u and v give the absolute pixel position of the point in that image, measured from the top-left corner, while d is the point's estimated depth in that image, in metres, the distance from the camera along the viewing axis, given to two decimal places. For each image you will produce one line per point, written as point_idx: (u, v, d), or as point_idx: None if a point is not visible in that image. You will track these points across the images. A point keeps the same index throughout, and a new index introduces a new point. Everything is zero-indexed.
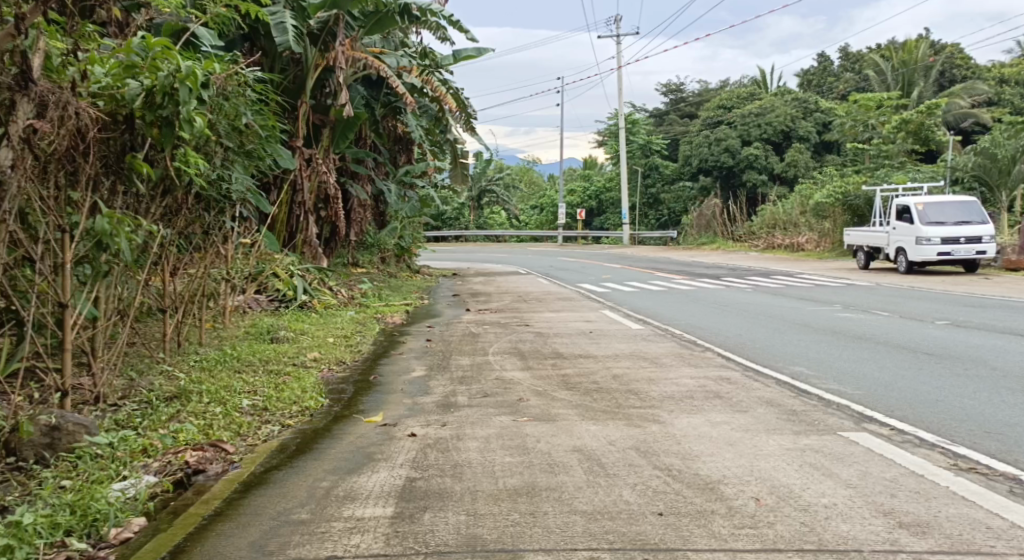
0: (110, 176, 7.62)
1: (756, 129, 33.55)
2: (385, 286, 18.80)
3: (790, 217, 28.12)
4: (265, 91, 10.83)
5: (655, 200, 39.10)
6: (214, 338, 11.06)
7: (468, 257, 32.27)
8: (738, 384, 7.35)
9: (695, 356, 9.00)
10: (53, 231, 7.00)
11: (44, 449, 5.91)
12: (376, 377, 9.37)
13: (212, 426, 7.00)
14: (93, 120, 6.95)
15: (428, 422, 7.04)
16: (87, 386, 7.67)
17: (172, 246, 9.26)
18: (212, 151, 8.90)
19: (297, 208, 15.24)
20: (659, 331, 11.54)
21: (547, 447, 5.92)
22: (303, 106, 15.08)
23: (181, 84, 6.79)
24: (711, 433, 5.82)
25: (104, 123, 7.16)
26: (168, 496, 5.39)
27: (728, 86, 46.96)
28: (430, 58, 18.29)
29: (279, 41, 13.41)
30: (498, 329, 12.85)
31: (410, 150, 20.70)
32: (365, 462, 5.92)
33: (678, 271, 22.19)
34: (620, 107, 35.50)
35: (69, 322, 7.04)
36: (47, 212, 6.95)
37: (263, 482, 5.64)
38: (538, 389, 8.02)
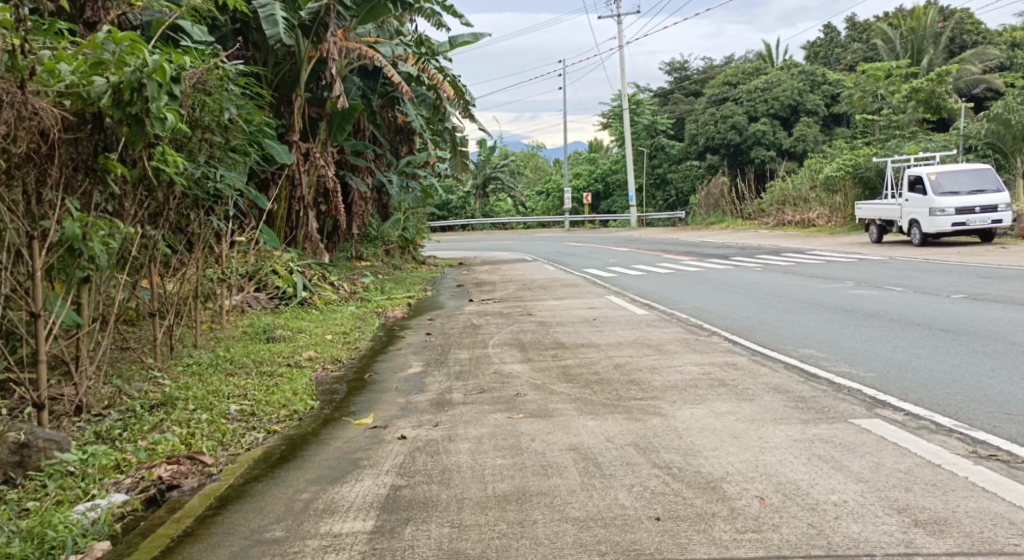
0: (82, 178, 7.15)
1: (763, 104, 33.03)
2: (389, 279, 18.45)
3: (799, 192, 27.64)
4: (250, 85, 10.45)
5: (662, 180, 38.62)
6: (210, 340, 10.68)
7: (474, 245, 31.93)
8: (744, 370, 6.98)
9: (701, 342, 8.62)
10: (21, 239, 6.63)
11: (12, 468, 5.63)
12: (371, 375, 9.03)
13: (195, 435, 6.66)
14: (57, 120, 6.46)
15: (420, 422, 6.70)
16: (68, 395, 7.30)
17: (159, 249, 8.83)
18: (194, 147, 8.44)
19: (295, 203, 14.85)
20: (664, 316, 11.16)
21: (540, 447, 5.58)
22: (297, 99, 14.67)
23: (150, 80, 6.35)
24: (714, 425, 5.47)
25: (70, 123, 6.69)
26: (138, 516, 5.26)
27: (733, 61, 46.36)
28: (426, 45, 17.86)
29: (269, 34, 12.96)
30: (499, 320, 12.51)
31: (411, 141, 20.29)
32: (350, 471, 5.59)
33: (686, 252, 21.78)
34: (624, 88, 34.95)
35: (42, 331, 6.73)
36: (15, 219, 6.57)
37: (241, 496, 5.33)
38: (536, 383, 7.70)
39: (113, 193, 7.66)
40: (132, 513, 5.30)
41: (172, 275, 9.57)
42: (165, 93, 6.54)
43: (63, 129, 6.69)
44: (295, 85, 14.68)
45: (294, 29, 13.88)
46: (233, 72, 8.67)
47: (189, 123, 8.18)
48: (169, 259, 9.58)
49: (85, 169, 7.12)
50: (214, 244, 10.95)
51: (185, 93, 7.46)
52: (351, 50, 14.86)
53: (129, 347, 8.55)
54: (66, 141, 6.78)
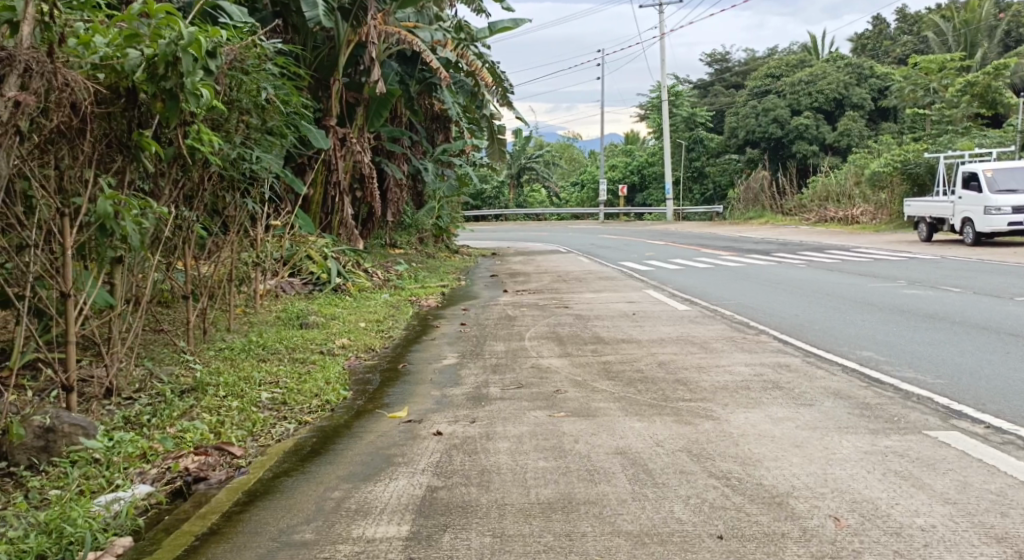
0: (116, 156, 6.85)
1: (806, 97, 32.41)
2: (422, 268, 18.19)
3: (843, 188, 27.05)
4: (288, 67, 10.11)
5: (700, 173, 38.09)
6: (242, 324, 10.43)
7: (507, 236, 31.62)
8: (799, 372, 6.60)
9: (748, 341, 8.23)
10: (52, 215, 6.32)
11: (36, 454, 5.41)
12: (405, 365, 8.75)
13: (224, 424, 6.40)
14: (91, 94, 6.10)
15: (456, 417, 6.42)
16: (97, 378, 6.99)
17: (194, 230, 8.54)
18: (231, 128, 8.14)
19: (332, 189, 14.58)
20: (707, 312, 10.78)
21: (585, 449, 5.28)
22: (335, 83, 14.33)
23: (185, 53, 6.01)
24: (773, 431, 5.10)
25: (103, 97, 6.35)
26: (162, 509, 5.04)
27: (777, 53, 45.68)
28: (466, 31, 17.50)
29: (309, 17, 12.68)
30: (535, 312, 12.17)
31: (447, 128, 19.99)
32: (383, 468, 5.38)
33: (725, 247, 21.30)
34: (663, 78, 34.35)
35: (71, 312, 6.38)
36: (45, 195, 6.26)
37: (270, 492, 5.14)
38: (576, 380, 7.39)
39: (147, 172, 7.35)
40: (157, 506, 5.08)
41: (207, 258, 9.30)
42: (201, 67, 6.20)
43: (95, 103, 6.37)
44: (333, 69, 14.36)
45: (333, 13, 13.55)
46: (271, 52, 8.36)
47: (225, 102, 7.88)
48: (203, 242, 9.30)
49: (119, 146, 6.80)
50: (249, 227, 10.71)
51: (222, 70, 7.14)
52: (390, 34, 14.48)
53: (163, 328, 8.29)
54: (99, 115, 6.46)
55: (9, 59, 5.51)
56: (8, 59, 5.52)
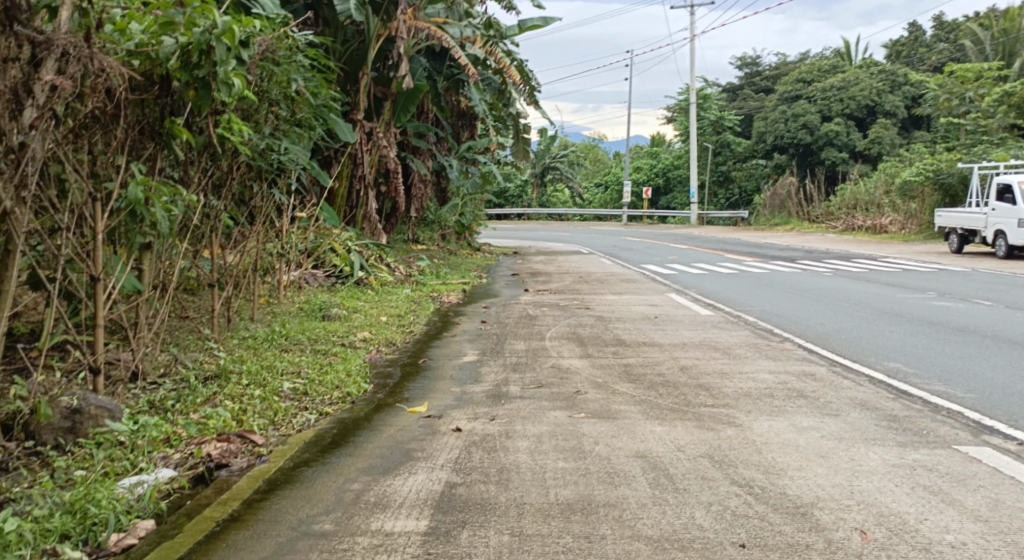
0: (148, 143, 6.83)
1: (837, 103, 32.15)
2: (444, 264, 18.17)
3: (872, 197, 26.91)
4: (318, 59, 10.10)
5: (726, 177, 37.87)
6: (266, 314, 10.45)
7: (529, 235, 31.64)
8: (825, 382, 6.51)
9: (772, 348, 8.13)
10: (84, 200, 6.30)
11: (63, 435, 5.48)
12: (425, 360, 8.73)
13: (246, 412, 6.39)
14: (126, 80, 6.11)
15: (476, 415, 6.39)
16: (123, 362, 7.00)
17: (222, 219, 8.56)
18: (261, 117, 8.14)
19: (357, 182, 14.59)
20: (731, 318, 10.68)
21: (604, 451, 5.23)
22: (364, 77, 14.31)
23: (218, 42, 5.98)
24: (797, 441, 5.03)
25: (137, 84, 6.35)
26: (183, 494, 5.05)
27: (810, 58, 45.32)
28: (495, 28, 17.45)
29: (340, 10, 12.68)
30: (556, 311, 12.10)
31: (473, 125, 19.95)
32: (402, 462, 5.36)
33: (750, 253, 21.15)
34: (692, 81, 34.15)
35: (100, 296, 6.38)
36: (78, 179, 6.24)
37: (290, 481, 5.17)
38: (597, 381, 7.34)
39: (177, 159, 7.36)
40: (179, 490, 5.10)
41: (233, 248, 9.32)
42: (234, 57, 6.17)
43: (129, 89, 6.38)
44: (362, 63, 14.35)
45: (364, 6, 13.54)
46: (303, 43, 8.35)
47: (256, 92, 7.88)
48: (230, 231, 9.33)
49: (150, 133, 6.78)
50: (275, 218, 10.73)
51: (254, 60, 7.13)
52: (420, 29, 14.46)
53: (188, 315, 8.31)
54: (133, 102, 6.46)
55: (47, 44, 5.39)
56: (46, 44, 5.40)
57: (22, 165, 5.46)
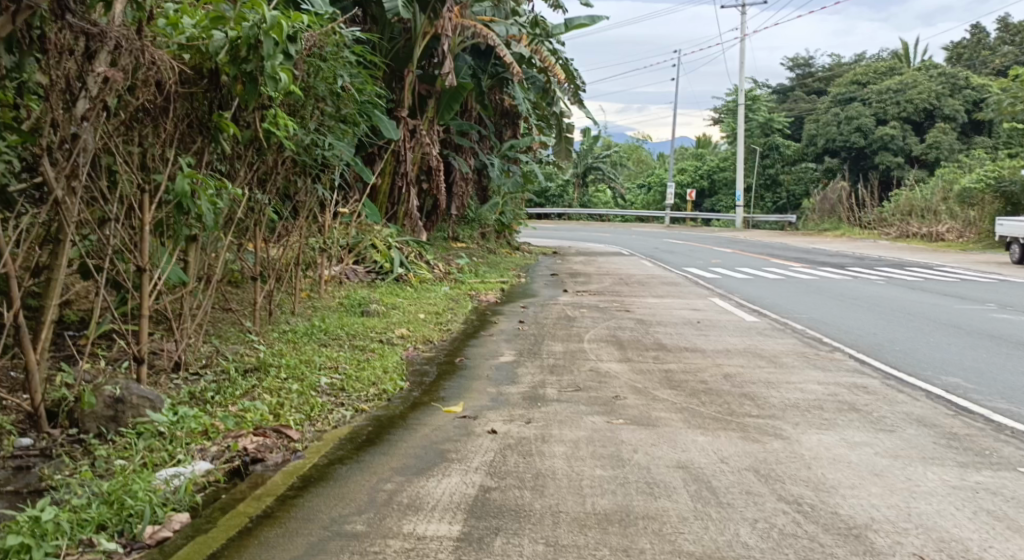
0: (196, 136, 6.77)
1: (893, 106, 31.50)
2: (483, 262, 18.04)
3: (928, 204, 26.00)
4: (363, 55, 9.97)
5: (773, 181, 37.32)
6: (305, 308, 10.36)
7: (570, 235, 31.46)
8: (878, 395, 6.25)
9: (822, 358, 7.88)
10: (134, 190, 6.23)
11: (106, 423, 5.44)
12: (462, 359, 8.57)
13: (284, 406, 6.26)
14: (176, 73, 5.98)
15: (512, 417, 6.22)
16: (166, 353, 6.95)
17: (266, 213, 8.47)
18: (306, 113, 8.06)
19: (399, 179, 14.47)
20: (778, 325, 10.40)
21: (644, 460, 5.02)
22: (409, 75, 14.19)
23: (266, 37, 5.84)
24: (849, 456, 4.81)
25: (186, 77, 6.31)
26: (220, 487, 4.95)
27: (866, 59, 44.49)
28: (541, 27, 17.25)
29: (388, 7, 12.55)
30: (596, 313, 11.89)
31: (516, 124, 19.78)
32: (437, 463, 5.20)
33: (798, 258, 20.73)
34: (741, 82, 33.65)
35: (147, 287, 6.24)
36: (129, 170, 6.17)
37: (324, 478, 5.04)
38: (636, 387, 7.14)
39: (224, 154, 7.29)
40: (214, 484, 4.98)
41: (276, 242, 9.25)
42: (283, 52, 6.05)
43: (179, 82, 6.32)
44: (409, 61, 14.24)
45: (412, 4, 13.42)
46: (349, 39, 8.23)
47: (302, 88, 7.79)
48: (274, 225, 9.25)
49: (199, 127, 6.72)
50: (318, 213, 10.66)
51: (302, 54, 7.01)
52: (466, 27, 14.32)
53: (230, 307, 8.25)
54: (182, 95, 6.42)
55: (100, 36, 5.30)
56: (99, 36, 5.31)
57: (73, 155, 5.44)
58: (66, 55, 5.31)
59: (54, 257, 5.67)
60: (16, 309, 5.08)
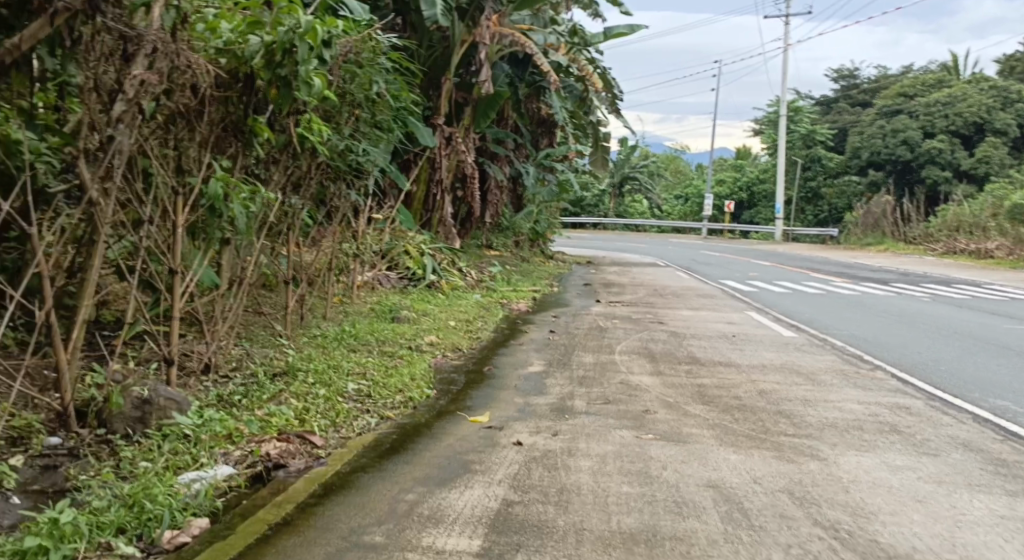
0: (232, 141, 6.68)
1: (942, 119, 31.02)
2: (516, 271, 17.95)
3: (977, 219, 25.51)
4: (401, 62, 9.93)
5: (815, 194, 36.89)
6: (338, 313, 10.33)
7: (605, 245, 31.30)
8: (922, 417, 6.34)
9: (863, 378, 7.96)
10: (168, 194, 6.15)
11: (133, 424, 5.30)
12: (492, 368, 8.47)
13: (309, 411, 6.15)
14: (212, 77, 5.93)
15: (539, 428, 6.09)
16: (196, 355, 6.89)
17: (300, 218, 8.41)
18: (340, 118, 8.01)
19: (434, 186, 14.41)
20: (816, 341, 10.21)
21: (673, 478, 4.89)
22: (446, 83, 14.13)
23: (301, 42, 5.81)
24: (889, 482, 4.72)
25: (222, 82, 6.22)
26: (241, 494, 4.83)
27: (914, 72, 43.88)
28: (580, 36, 17.16)
29: (427, 16, 12.50)
30: (629, 325, 11.75)
31: (552, 133, 19.67)
32: (461, 473, 5.08)
33: (839, 273, 20.41)
34: (784, 94, 33.29)
35: (178, 288, 6.25)
36: (164, 173, 6.07)
37: (346, 486, 4.93)
38: (668, 401, 7.02)
39: (260, 158, 7.25)
40: (235, 489, 4.88)
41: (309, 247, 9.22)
42: (316, 57, 6.02)
43: (215, 86, 6.19)
44: (446, 69, 14.18)
45: (451, 12, 13.39)
46: (386, 45, 8.16)
47: (338, 94, 7.75)
48: (308, 230, 9.22)
49: (234, 131, 6.62)
50: (352, 218, 10.62)
51: (336, 60, 6.98)
52: (505, 36, 14.23)
53: (261, 310, 8.19)
54: (217, 99, 6.27)
55: (137, 38, 5.26)
56: (136, 39, 5.27)
57: (108, 157, 5.33)
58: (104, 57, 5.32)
59: (86, 261, 5.55)
60: (49, 308, 5.06)
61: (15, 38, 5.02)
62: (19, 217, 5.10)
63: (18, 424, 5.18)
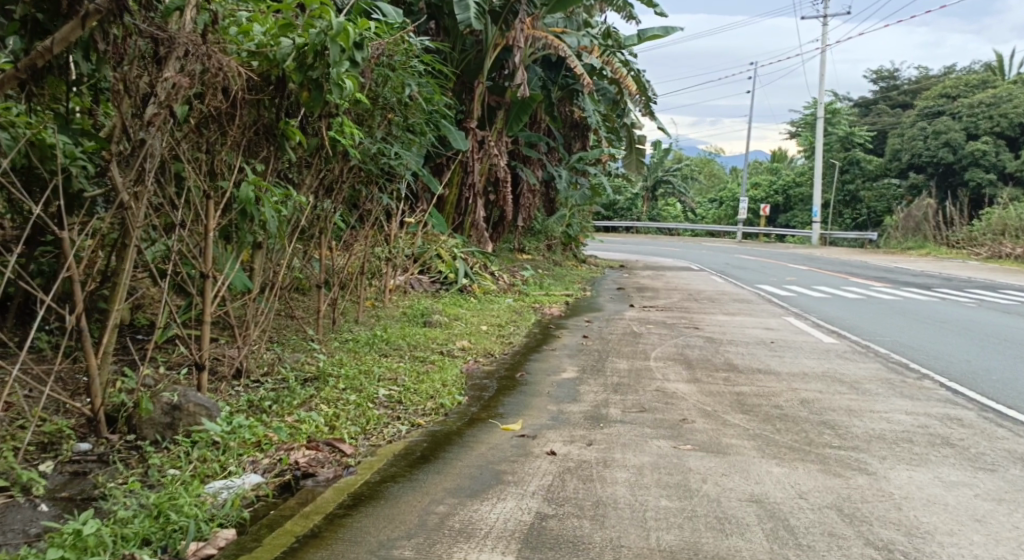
0: (263, 144, 6.56)
1: (986, 121, 30.40)
2: (549, 275, 17.78)
3: (1023, 222, 24.83)
4: (433, 65, 9.80)
5: (853, 197, 36.35)
6: (370, 317, 10.21)
7: (637, 249, 30.98)
8: (975, 429, 6.31)
9: (909, 387, 7.79)
10: (200, 198, 6.02)
11: (163, 430, 5.15)
12: (523, 375, 8.25)
13: (340, 417, 6.01)
14: (244, 79, 5.83)
15: (572, 438, 5.90)
16: (228, 358, 6.79)
17: (332, 222, 8.27)
18: (372, 121, 7.89)
19: (466, 190, 14.27)
20: (859, 349, 9.92)
21: (714, 492, 4.71)
22: (479, 86, 13.98)
23: (333, 43, 5.66)
24: (945, 499, 4.65)
25: (253, 85, 6.11)
26: (269, 503, 4.70)
27: (955, 72, 43.19)
28: (613, 39, 16.93)
29: (460, 20, 12.39)
30: (664, 330, 11.52)
31: (585, 136, 19.48)
32: (492, 484, 4.91)
33: (879, 278, 20.04)
34: (821, 96, 32.80)
35: (209, 293, 6.09)
36: (196, 178, 5.96)
37: (375, 496, 4.78)
38: (706, 409, 6.80)
39: (292, 161, 7.13)
40: (263, 499, 4.74)
41: (341, 252, 9.10)
42: (349, 58, 5.90)
43: (246, 90, 6.08)
44: (478, 72, 14.04)
45: (484, 16, 13.25)
46: (418, 47, 8.04)
47: (369, 98, 7.63)
48: (340, 234, 9.11)
49: (266, 134, 6.50)
50: (385, 222, 10.50)
51: (368, 62, 6.85)
52: (537, 39, 14.06)
53: (294, 314, 8.06)
54: (249, 102, 6.16)
55: (169, 41, 5.17)
56: (168, 41, 5.18)
57: (140, 160, 5.25)
58: (136, 60, 5.20)
59: (118, 266, 5.42)
60: (79, 312, 4.91)
61: (47, 41, 4.78)
62: (50, 221, 4.97)
63: (49, 428, 5.05)
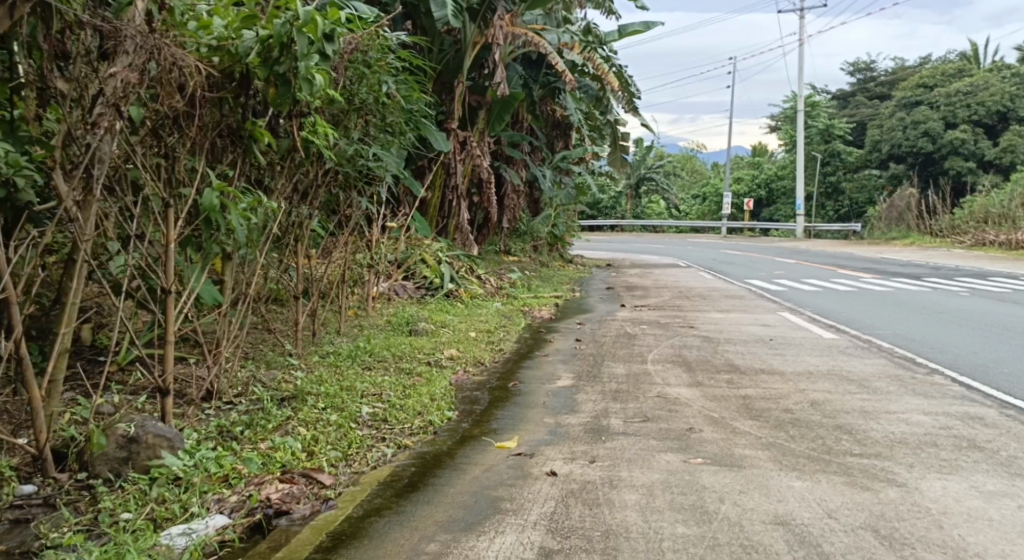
0: (229, 146, 6.07)
1: (964, 109, 30.21)
2: (536, 277, 17.30)
3: (1006, 209, 24.61)
4: (410, 63, 9.34)
5: (836, 189, 36.07)
6: (351, 327, 9.73)
7: (624, 247, 30.58)
8: (998, 429, 5.91)
9: (921, 383, 7.40)
10: (160, 207, 5.52)
11: (119, 465, 4.69)
12: (515, 384, 7.79)
13: (320, 440, 5.55)
14: (202, 75, 5.35)
15: (573, 455, 5.44)
16: (198, 377, 6.29)
17: (310, 229, 7.78)
18: (349, 121, 7.42)
19: (449, 193, 13.76)
20: (862, 344, 9.52)
21: (733, 514, 4.32)
22: (459, 86, 13.50)
23: (301, 35, 5.21)
24: (988, 513, 4.31)
25: (214, 82, 5.65)
26: (237, 550, 4.25)
27: (931, 62, 43.14)
28: (593, 35, 16.36)
29: (437, 17, 11.90)
30: (657, 330, 11.07)
31: (567, 135, 19.00)
32: (489, 515, 4.46)
33: (868, 268, 19.68)
34: (801, 89, 32.56)
35: (174, 310, 5.56)
36: (153, 184, 5.46)
37: (358, 535, 4.33)
38: (713, 416, 6.37)
39: (260, 164, 6.64)
40: (229, 545, 4.29)
41: (323, 262, 8.63)
42: (318, 50, 5.43)
43: (206, 87, 5.61)
44: (458, 72, 13.54)
45: (462, 13, 12.76)
46: (394, 43, 7.57)
47: (344, 97, 7.16)
48: (319, 241, 8.63)
49: (232, 136, 6.02)
50: (366, 227, 10.01)
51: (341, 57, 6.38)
52: (517, 36, 13.58)
53: (271, 329, 7.55)
54: (210, 101, 5.68)
55: (115, 34, 4.70)
56: (115, 34, 4.71)
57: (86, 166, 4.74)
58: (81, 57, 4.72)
59: (66, 284, 4.95)
60: (18, 337, 4.44)
61: None
62: None
63: None
